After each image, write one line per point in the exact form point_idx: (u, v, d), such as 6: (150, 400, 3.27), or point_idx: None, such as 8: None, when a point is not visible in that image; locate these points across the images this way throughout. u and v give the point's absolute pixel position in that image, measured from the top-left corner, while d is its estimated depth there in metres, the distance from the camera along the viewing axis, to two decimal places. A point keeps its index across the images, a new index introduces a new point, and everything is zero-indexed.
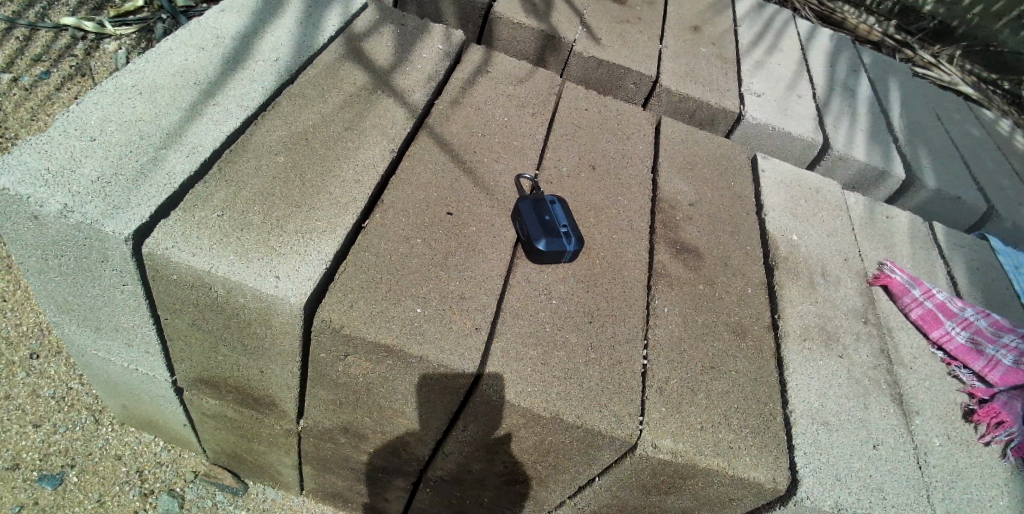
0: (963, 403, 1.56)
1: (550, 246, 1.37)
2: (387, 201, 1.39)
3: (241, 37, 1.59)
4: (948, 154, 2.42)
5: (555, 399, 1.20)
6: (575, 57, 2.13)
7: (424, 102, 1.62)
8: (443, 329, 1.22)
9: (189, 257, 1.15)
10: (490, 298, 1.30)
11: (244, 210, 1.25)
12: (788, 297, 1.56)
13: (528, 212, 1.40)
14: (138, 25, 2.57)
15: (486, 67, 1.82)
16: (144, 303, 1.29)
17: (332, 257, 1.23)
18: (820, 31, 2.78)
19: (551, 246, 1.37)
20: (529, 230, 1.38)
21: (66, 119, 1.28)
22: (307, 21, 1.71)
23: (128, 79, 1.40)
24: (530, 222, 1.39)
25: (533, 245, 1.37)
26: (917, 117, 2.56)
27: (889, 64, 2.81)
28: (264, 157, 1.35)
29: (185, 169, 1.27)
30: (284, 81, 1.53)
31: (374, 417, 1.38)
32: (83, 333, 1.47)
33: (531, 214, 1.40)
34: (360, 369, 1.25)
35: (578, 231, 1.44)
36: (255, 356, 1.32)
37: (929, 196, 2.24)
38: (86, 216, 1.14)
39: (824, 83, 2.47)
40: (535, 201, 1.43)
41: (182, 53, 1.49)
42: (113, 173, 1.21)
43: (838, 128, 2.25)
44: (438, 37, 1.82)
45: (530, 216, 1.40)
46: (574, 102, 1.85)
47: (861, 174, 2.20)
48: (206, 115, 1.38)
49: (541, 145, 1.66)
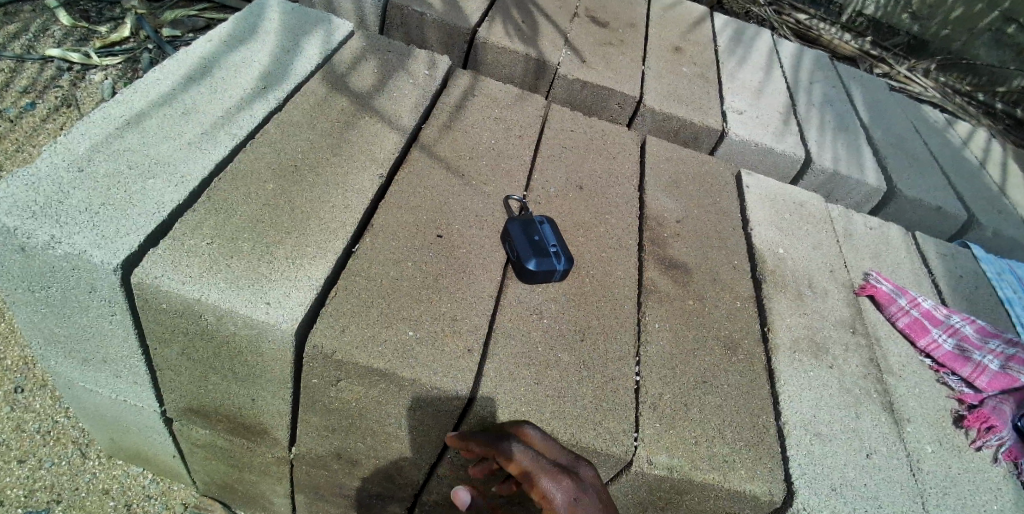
0: (953, 409, 1.57)
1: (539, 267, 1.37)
2: (377, 224, 1.40)
3: (229, 65, 1.60)
4: (928, 166, 2.47)
5: (549, 418, 1.21)
6: (560, 80, 2.16)
7: (411, 126, 1.64)
8: (436, 352, 1.22)
9: (179, 285, 1.15)
10: (480, 319, 1.30)
11: (234, 237, 1.25)
12: (778, 309, 1.58)
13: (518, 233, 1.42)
14: (124, 55, 2.60)
15: (472, 91, 1.85)
16: (133, 333, 1.28)
17: (322, 282, 1.23)
18: (798, 50, 2.84)
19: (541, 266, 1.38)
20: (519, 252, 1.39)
21: (53, 150, 1.28)
22: (295, 49, 1.73)
23: (116, 109, 1.40)
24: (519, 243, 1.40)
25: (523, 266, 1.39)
26: (896, 130, 2.61)
27: (866, 80, 2.88)
28: (253, 185, 1.36)
29: (174, 197, 1.27)
30: (272, 110, 1.54)
31: (368, 442, 1.37)
32: (70, 366, 1.45)
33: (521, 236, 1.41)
34: (352, 395, 1.25)
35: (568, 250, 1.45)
36: (245, 383, 1.31)
37: (911, 207, 2.28)
38: (74, 247, 1.13)
39: (804, 99, 2.52)
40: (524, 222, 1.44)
41: (170, 83, 1.50)
42: (100, 203, 1.21)
43: (819, 142, 2.30)
44: (424, 63, 1.85)
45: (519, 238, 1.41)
46: (560, 124, 1.87)
47: (844, 187, 2.23)
48: (194, 143, 1.38)
49: (528, 167, 1.68)
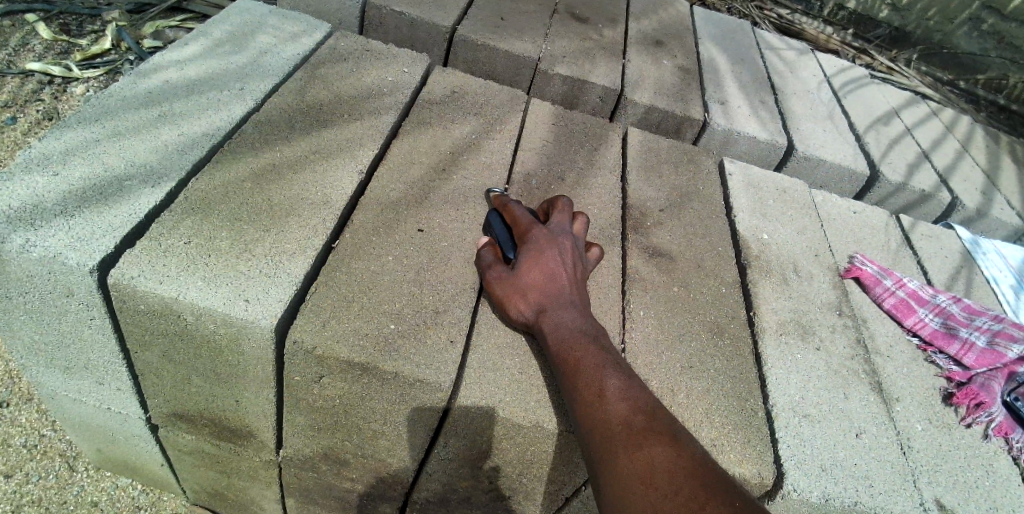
0: (942, 387, 1.58)
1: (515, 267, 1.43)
2: (357, 221, 1.39)
3: (205, 67, 1.59)
4: (911, 150, 2.48)
5: (535, 408, 1.20)
6: (541, 75, 2.16)
7: (391, 123, 1.63)
8: (418, 345, 1.21)
9: (155, 284, 1.14)
10: (463, 311, 1.30)
11: (211, 236, 1.24)
12: (763, 294, 1.58)
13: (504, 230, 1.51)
14: (105, 67, 2.58)
15: (452, 88, 1.85)
16: (113, 337, 1.26)
17: (302, 278, 1.22)
18: (779, 40, 2.86)
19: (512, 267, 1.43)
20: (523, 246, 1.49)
21: (28, 155, 1.27)
22: (272, 51, 1.72)
23: (91, 113, 1.39)
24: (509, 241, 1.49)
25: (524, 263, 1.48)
26: (877, 116, 2.63)
27: (847, 68, 2.90)
28: (230, 184, 1.35)
29: (150, 198, 1.26)
30: (250, 110, 1.53)
31: (355, 440, 1.35)
32: (52, 375, 1.43)
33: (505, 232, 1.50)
34: (335, 391, 1.24)
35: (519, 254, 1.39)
36: (228, 384, 1.30)
37: (894, 190, 2.29)
38: (48, 250, 1.12)
39: (785, 88, 2.53)
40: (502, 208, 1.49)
41: (145, 86, 1.49)
42: (75, 205, 1.20)
43: (801, 129, 2.31)
44: (402, 61, 1.84)
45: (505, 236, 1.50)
46: (541, 117, 1.87)
47: (827, 173, 2.24)
48: (170, 145, 1.37)
49: (509, 161, 1.68)
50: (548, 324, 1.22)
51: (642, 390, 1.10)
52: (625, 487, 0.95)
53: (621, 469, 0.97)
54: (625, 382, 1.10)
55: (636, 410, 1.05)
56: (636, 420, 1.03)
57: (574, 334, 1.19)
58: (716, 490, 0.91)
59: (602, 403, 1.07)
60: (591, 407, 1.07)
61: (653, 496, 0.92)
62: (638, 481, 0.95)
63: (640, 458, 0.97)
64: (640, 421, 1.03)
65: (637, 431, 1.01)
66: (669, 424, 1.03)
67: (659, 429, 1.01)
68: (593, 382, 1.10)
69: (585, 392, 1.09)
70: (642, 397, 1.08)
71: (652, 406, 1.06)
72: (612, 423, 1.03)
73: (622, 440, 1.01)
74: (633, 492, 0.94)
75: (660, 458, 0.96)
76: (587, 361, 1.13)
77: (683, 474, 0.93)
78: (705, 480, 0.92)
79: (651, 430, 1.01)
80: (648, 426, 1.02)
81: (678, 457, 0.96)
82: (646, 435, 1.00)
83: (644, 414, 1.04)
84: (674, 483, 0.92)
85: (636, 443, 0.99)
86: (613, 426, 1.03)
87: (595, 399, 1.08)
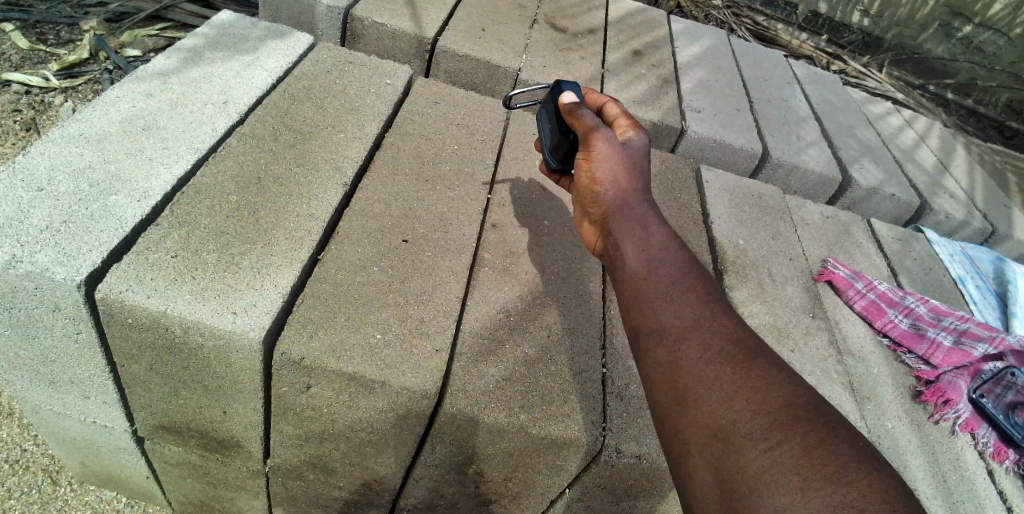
0: (912, 386, 1.65)
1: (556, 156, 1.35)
2: (343, 232, 1.42)
3: (189, 81, 1.61)
4: (882, 155, 2.56)
5: (519, 413, 1.23)
6: (521, 85, 2.20)
7: (375, 135, 1.66)
8: (403, 354, 1.24)
9: (143, 298, 1.16)
10: (448, 320, 1.33)
11: (198, 249, 1.26)
12: (739, 298, 1.63)
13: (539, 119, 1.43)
14: (84, 77, 2.58)
15: (434, 99, 1.88)
16: (99, 351, 1.27)
17: (288, 290, 1.24)
18: (754, 49, 2.93)
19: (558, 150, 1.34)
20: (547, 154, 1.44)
21: (12, 170, 1.27)
22: (256, 63, 1.74)
23: (75, 128, 1.40)
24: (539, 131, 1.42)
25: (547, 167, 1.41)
26: (849, 122, 2.71)
27: (820, 76, 2.98)
28: (216, 197, 1.36)
29: (136, 213, 1.27)
30: (234, 123, 1.55)
31: (342, 449, 1.38)
32: (37, 389, 1.43)
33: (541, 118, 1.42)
34: (322, 400, 1.26)
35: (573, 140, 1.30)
36: (215, 395, 1.31)
37: (866, 195, 2.36)
38: (36, 265, 1.13)
39: (760, 96, 2.60)
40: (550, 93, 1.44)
41: (129, 100, 1.50)
42: (62, 221, 1.21)
43: (775, 137, 2.37)
44: (385, 72, 1.87)
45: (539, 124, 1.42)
46: (522, 127, 1.91)
47: (802, 179, 2.31)
48: (155, 159, 1.39)
49: (492, 171, 1.72)
50: (636, 205, 1.19)
51: (725, 327, 1.00)
52: (719, 454, 0.88)
53: (712, 430, 0.90)
54: (705, 316, 1.01)
55: (718, 354, 0.96)
56: (723, 370, 0.94)
57: (660, 226, 1.16)
58: (823, 444, 0.83)
59: (678, 359, 0.98)
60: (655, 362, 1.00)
61: (751, 461, 0.85)
62: (734, 450, 0.87)
63: (733, 418, 0.89)
64: (729, 371, 0.94)
65: (725, 387, 0.92)
66: (759, 365, 0.94)
67: (749, 375, 0.93)
68: (654, 343, 1.01)
69: (659, 347, 1.01)
70: (727, 331, 0.99)
71: (736, 344, 0.97)
72: (695, 377, 0.95)
73: (710, 396, 0.92)
74: (733, 458, 0.86)
75: (760, 415, 0.88)
76: (656, 294, 1.05)
77: (785, 430, 0.86)
78: (813, 432, 0.85)
79: (742, 378, 0.92)
80: (741, 374, 0.93)
81: (776, 410, 0.88)
82: (740, 386, 0.92)
83: (730, 358, 0.95)
84: (778, 442, 0.85)
85: (719, 405, 0.91)
86: (687, 390, 0.95)
87: (667, 357, 0.99)
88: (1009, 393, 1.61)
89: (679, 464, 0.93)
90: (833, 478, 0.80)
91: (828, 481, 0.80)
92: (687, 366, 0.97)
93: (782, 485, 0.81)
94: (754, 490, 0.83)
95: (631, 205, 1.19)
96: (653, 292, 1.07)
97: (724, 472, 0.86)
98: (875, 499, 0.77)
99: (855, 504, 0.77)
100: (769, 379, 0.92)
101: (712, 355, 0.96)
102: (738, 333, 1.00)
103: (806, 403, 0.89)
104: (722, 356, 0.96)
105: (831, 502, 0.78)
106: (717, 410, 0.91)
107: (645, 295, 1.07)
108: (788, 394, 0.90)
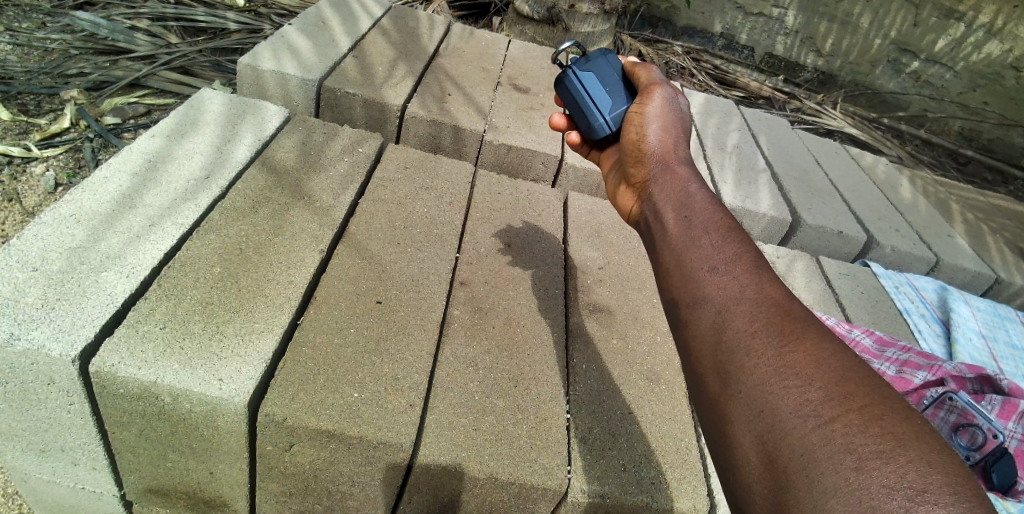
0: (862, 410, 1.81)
1: (613, 122, 1.44)
2: (320, 296, 1.52)
3: (173, 159, 1.72)
4: (830, 193, 2.75)
5: (488, 461, 1.33)
6: (486, 146, 2.34)
7: (349, 203, 1.78)
8: (380, 410, 1.33)
9: (135, 370, 1.24)
10: (420, 376, 1.42)
11: (185, 320, 1.35)
12: None
13: (572, 85, 1.47)
14: (65, 146, 2.54)
15: (404, 164, 2.01)
16: (91, 420, 1.34)
17: (271, 355, 1.34)
18: (708, 99, 3.14)
19: (615, 115, 1.44)
20: (577, 122, 1.49)
21: (7, 253, 1.36)
22: (233, 137, 1.85)
23: (66, 209, 1.49)
24: (579, 96, 1.46)
25: (588, 134, 1.48)
26: (800, 164, 2.91)
27: (770, 122, 3.20)
28: (201, 269, 1.46)
29: (125, 288, 1.36)
30: (216, 197, 1.66)
31: (325, 503, 1.45)
32: (25, 458, 1.48)
33: (579, 83, 1.46)
34: (304, 458, 1.34)
35: (620, 107, 1.46)
36: (203, 457, 1.38)
37: (817, 232, 2.53)
38: (33, 342, 1.22)
39: (714, 144, 2.79)
40: (575, 61, 1.50)
41: (117, 179, 1.60)
42: (56, 298, 1.30)
43: (728, 183, 2.55)
44: (358, 141, 2.00)
45: (577, 89, 1.46)
46: (487, 188, 2.04)
47: (754, 221, 2.47)
48: (143, 236, 1.48)
49: (458, 231, 1.85)
50: (683, 169, 1.31)
51: (771, 296, 0.98)
52: (766, 431, 0.85)
53: (759, 406, 0.88)
54: (751, 287, 1.00)
55: (763, 322, 0.94)
56: (770, 344, 0.92)
57: (703, 189, 1.25)
58: (885, 419, 0.79)
59: (722, 331, 0.97)
60: (702, 331, 1.00)
61: (799, 438, 0.82)
62: (781, 428, 0.84)
63: (781, 393, 0.86)
64: (777, 343, 0.91)
65: (773, 362, 0.90)
66: (811, 337, 0.91)
67: (798, 346, 0.90)
68: (697, 320, 1.02)
69: (703, 324, 1.01)
70: (775, 304, 0.97)
71: (786, 315, 0.95)
72: (741, 353, 0.93)
73: (757, 371, 0.90)
74: (784, 434, 0.83)
75: (812, 387, 0.85)
76: (701, 261, 1.08)
77: (840, 404, 0.82)
78: (867, 407, 0.81)
79: (790, 353, 0.89)
80: (789, 347, 0.90)
81: (828, 383, 0.84)
82: (790, 359, 0.89)
83: (779, 331, 0.92)
84: (830, 418, 0.81)
85: (761, 384, 0.89)
86: (730, 367, 0.94)
87: (713, 324, 0.99)
88: (952, 416, 1.69)
89: (726, 445, 0.91)
90: (890, 456, 0.75)
91: (884, 459, 0.75)
92: (733, 333, 0.96)
93: (834, 464, 0.77)
94: (804, 469, 0.80)
95: (679, 171, 1.31)
96: (699, 264, 1.08)
97: (772, 449, 0.83)
98: (933, 481, 0.72)
99: (913, 485, 0.72)
100: (820, 352, 0.89)
101: (759, 328, 0.94)
102: (788, 304, 0.97)
103: (860, 378, 0.85)
104: (771, 329, 0.93)
105: (885, 480, 0.73)
106: (765, 386, 0.88)
107: (692, 262, 1.09)
108: (842, 368, 0.86)
